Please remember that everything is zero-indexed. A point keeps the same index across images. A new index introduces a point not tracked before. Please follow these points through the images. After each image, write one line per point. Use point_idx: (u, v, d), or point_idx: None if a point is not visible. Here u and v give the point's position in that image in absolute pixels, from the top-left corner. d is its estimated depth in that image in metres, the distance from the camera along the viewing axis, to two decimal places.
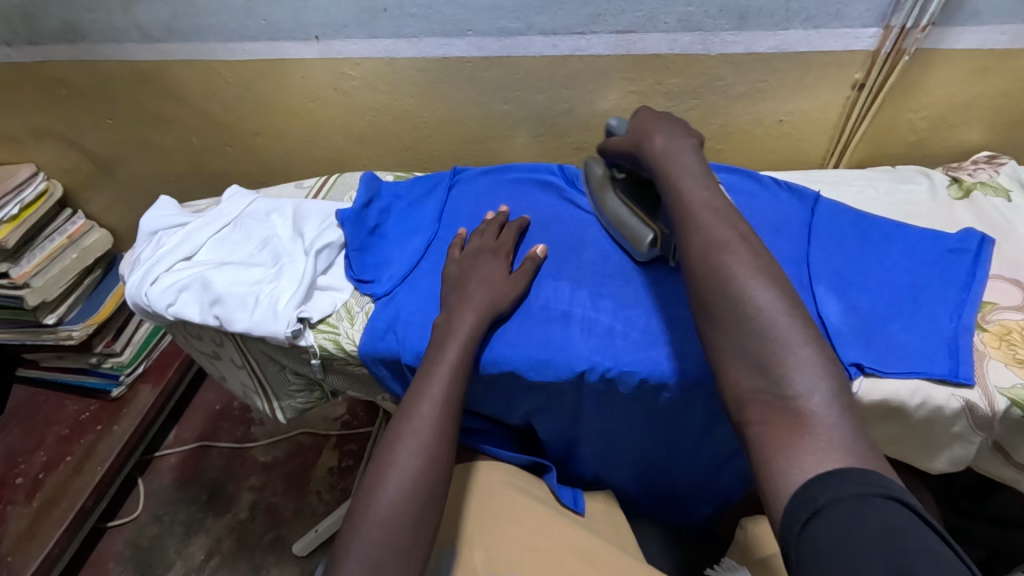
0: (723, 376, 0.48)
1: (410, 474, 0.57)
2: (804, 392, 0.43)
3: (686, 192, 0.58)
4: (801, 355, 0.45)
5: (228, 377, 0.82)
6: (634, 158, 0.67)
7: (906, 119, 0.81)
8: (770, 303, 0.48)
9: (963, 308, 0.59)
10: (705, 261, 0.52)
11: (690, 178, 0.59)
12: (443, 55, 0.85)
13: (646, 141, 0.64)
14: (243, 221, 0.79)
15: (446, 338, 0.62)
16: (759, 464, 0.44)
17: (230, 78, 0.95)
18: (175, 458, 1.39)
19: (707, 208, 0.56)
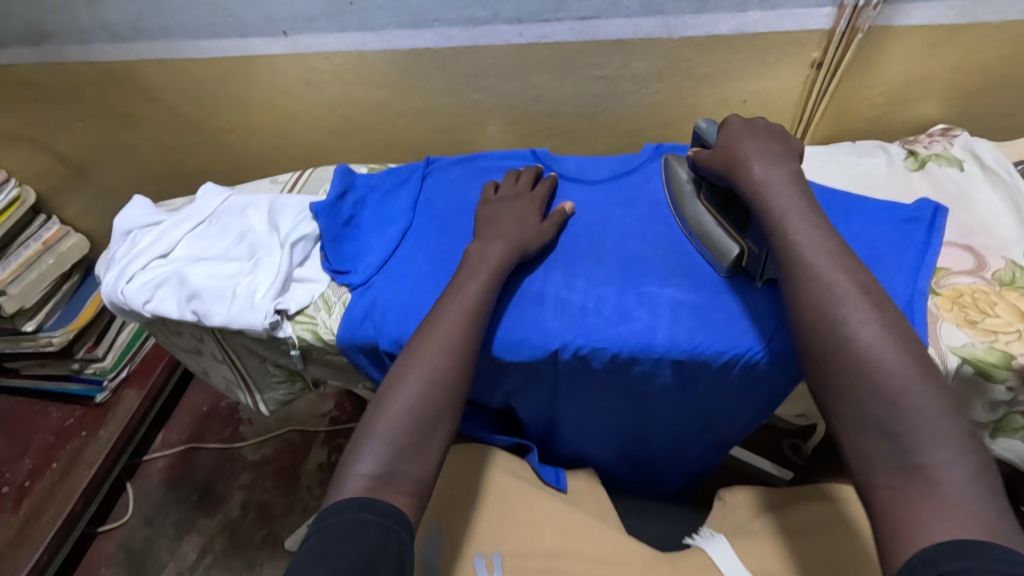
0: (848, 434, 0.49)
1: (405, 432, 0.57)
2: (942, 461, 0.44)
3: (792, 232, 0.55)
4: (938, 426, 0.45)
5: (210, 372, 0.83)
6: (724, 181, 0.63)
7: (864, 95, 0.83)
8: (886, 356, 0.48)
9: (918, 273, 0.61)
10: (825, 315, 0.51)
11: (796, 219, 0.56)
12: (411, 46, 0.86)
13: (744, 162, 0.61)
14: (219, 217, 0.80)
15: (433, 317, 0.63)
16: (884, 519, 0.44)
17: (200, 76, 0.95)
18: (164, 460, 1.39)
19: (824, 254, 0.54)
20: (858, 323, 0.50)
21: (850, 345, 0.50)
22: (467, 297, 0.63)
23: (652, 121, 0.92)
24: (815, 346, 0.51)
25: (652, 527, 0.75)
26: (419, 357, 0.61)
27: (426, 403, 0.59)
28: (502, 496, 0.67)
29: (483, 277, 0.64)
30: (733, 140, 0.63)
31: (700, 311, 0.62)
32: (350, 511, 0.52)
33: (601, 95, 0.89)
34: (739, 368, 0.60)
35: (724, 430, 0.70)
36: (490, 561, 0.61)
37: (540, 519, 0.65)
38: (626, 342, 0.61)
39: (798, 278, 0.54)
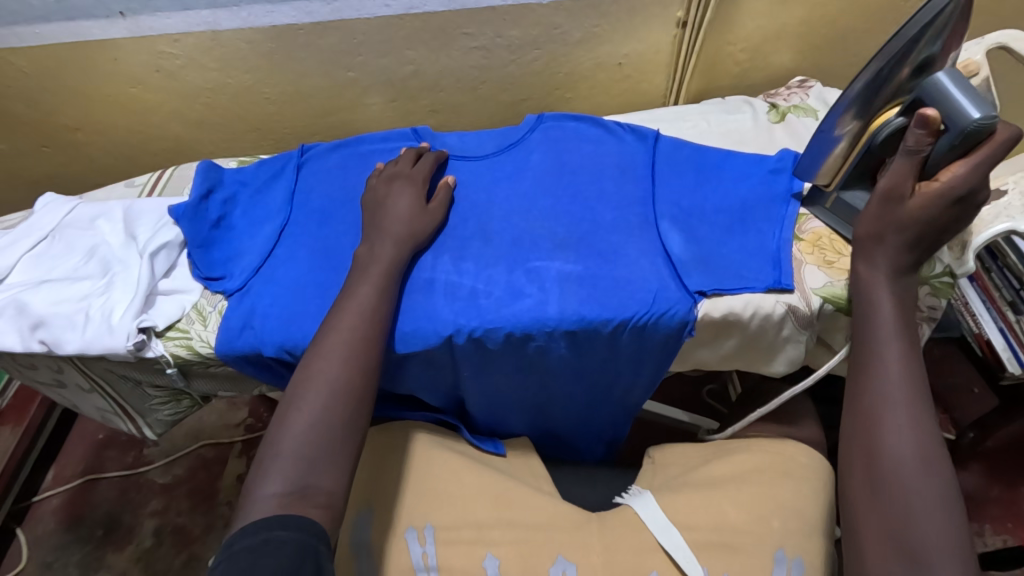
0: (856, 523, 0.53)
1: (311, 442, 0.54)
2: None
3: (882, 342, 0.56)
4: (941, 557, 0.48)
5: (81, 404, 0.75)
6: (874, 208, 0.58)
7: (727, 52, 0.86)
8: (916, 477, 0.51)
9: (783, 223, 0.65)
10: (868, 415, 0.55)
11: (887, 335, 0.56)
12: (270, 23, 0.79)
13: (874, 248, 0.58)
14: (63, 232, 0.71)
15: (336, 316, 0.60)
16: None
17: (27, 69, 0.83)
18: (58, 499, 1.26)
19: (900, 367, 0.55)
20: (898, 429, 0.53)
21: (887, 448, 0.53)
22: (361, 296, 0.60)
23: (534, 88, 0.90)
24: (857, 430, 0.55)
25: (588, 488, 0.77)
26: (318, 365, 0.57)
27: (333, 406, 0.56)
28: (432, 470, 0.66)
29: (376, 273, 0.61)
30: (940, 215, 0.55)
31: (587, 282, 0.63)
32: (262, 532, 0.48)
33: (480, 66, 0.87)
34: (629, 331, 0.62)
35: (627, 392, 0.72)
36: (422, 534, 0.62)
37: (464, 491, 0.65)
38: (518, 319, 0.61)
39: (870, 374, 0.56)
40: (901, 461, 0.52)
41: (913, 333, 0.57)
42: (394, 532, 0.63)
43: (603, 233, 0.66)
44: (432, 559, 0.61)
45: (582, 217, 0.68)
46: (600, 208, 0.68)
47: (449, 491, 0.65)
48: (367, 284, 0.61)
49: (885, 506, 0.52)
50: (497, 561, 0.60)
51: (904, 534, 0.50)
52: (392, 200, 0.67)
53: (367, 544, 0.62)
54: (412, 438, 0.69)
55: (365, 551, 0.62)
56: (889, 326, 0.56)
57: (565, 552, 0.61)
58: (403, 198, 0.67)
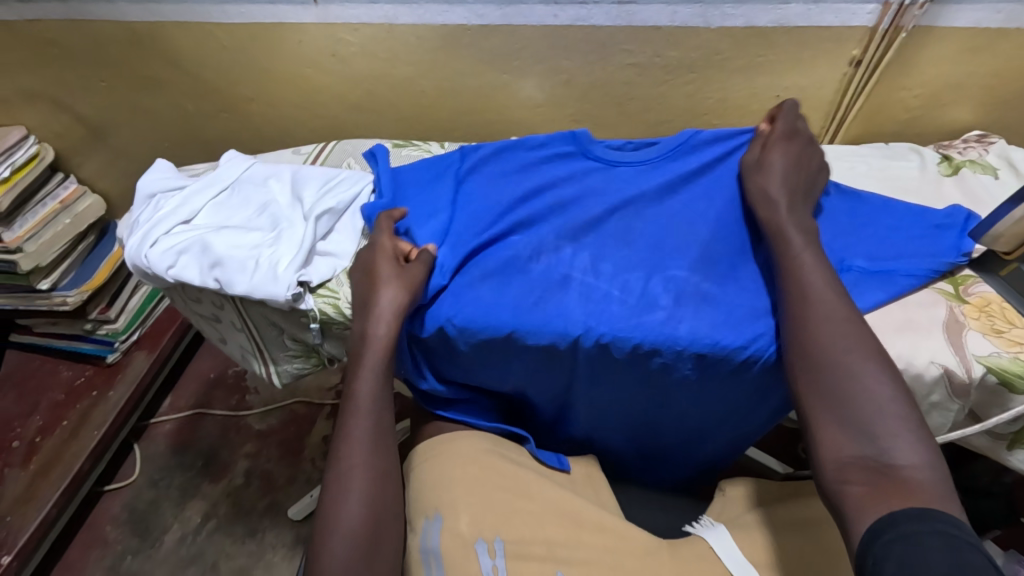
0: (819, 443, 0.52)
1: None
2: (909, 463, 0.48)
3: (801, 257, 0.59)
4: (899, 429, 0.49)
5: (226, 340, 0.83)
6: (764, 186, 0.65)
7: (899, 97, 0.83)
8: (877, 381, 0.52)
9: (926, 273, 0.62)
10: (807, 332, 0.55)
11: (812, 251, 0.59)
12: (443, 22, 0.85)
13: (770, 198, 0.64)
14: (241, 186, 0.80)
15: (351, 414, 0.62)
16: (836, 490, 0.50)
17: (227, 42, 0.94)
18: (171, 425, 1.40)
19: (819, 275, 0.58)
20: (840, 337, 0.54)
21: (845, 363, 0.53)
22: (359, 432, 0.61)
23: (681, 110, 0.90)
24: (818, 365, 0.54)
25: (648, 514, 0.76)
26: (332, 520, 0.58)
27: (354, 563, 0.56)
28: (496, 481, 0.67)
29: (365, 404, 0.62)
30: (807, 158, 0.67)
31: (722, 306, 0.62)
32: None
33: (631, 83, 0.88)
34: (760, 365, 0.60)
35: (737, 428, 0.71)
36: (492, 546, 0.62)
37: (533, 508, 0.65)
38: (648, 332, 0.61)
39: (798, 293, 0.57)
40: (852, 371, 0.52)
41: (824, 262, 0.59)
42: (464, 542, 0.62)
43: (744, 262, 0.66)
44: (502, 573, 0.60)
45: (726, 243, 0.67)
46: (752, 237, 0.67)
47: (517, 505, 0.65)
48: (359, 420, 0.62)
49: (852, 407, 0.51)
50: None
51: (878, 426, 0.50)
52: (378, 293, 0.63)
53: (438, 550, 0.62)
54: (480, 448, 0.70)
55: (435, 556, 0.62)
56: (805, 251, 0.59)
57: None
58: (389, 288, 0.63)
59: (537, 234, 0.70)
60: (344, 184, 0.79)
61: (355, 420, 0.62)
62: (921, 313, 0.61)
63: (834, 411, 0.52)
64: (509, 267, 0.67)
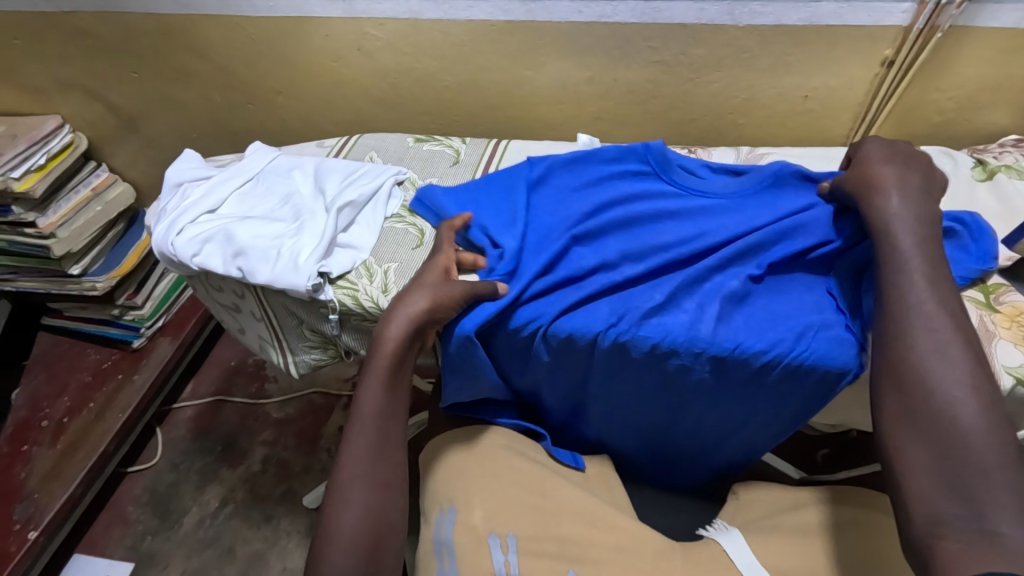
0: (907, 490, 0.49)
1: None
2: (1015, 529, 0.44)
3: (914, 284, 0.54)
4: (1006, 489, 0.45)
5: (246, 329, 0.84)
6: (862, 192, 0.60)
7: (933, 99, 0.81)
8: (984, 432, 0.47)
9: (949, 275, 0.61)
10: (913, 369, 0.51)
11: (925, 271, 0.55)
12: (468, 17, 0.85)
13: (880, 201, 0.59)
14: (265, 177, 0.81)
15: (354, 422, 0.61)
16: (926, 545, 0.47)
17: (255, 35, 0.96)
18: (192, 410, 1.43)
19: (936, 307, 0.53)
20: (952, 379, 0.50)
21: (950, 406, 0.49)
22: (364, 440, 0.60)
23: (705, 109, 0.89)
24: (917, 408, 0.50)
25: (661, 514, 0.79)
26: (332, 533, 0.56)
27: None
28: (512, 475, 0.67)
29: (369, 412, 0.61)
30: (914, 163, 0.62)
31: (745, 309, 0.61)
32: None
33: (655, 81, 0.87)
34: (781, 369, 0.59)
35: (754, 433, 0.70)
36: (505, 541, 0.62)
37: (547, 506, 0.65)
38: (668, 332, 0.61)
39: (905, 325, 0.53)
40: (957, 417, 0.48)
41: (948, 292, 0.54)
42: (477, 536, 0.63)
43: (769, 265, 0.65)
44: (513, 568, 0.60)
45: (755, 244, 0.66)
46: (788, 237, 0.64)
47: (531, 501, 0.65)
48: (363, 426, 0.60)
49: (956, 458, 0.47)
50: None
51: (985, 484, 0.46)
52: (408, 297, 0.61)
53: (452, 542, 0.63)
54: (497, 442, 0.70)
55: (449, 549, 0.63)
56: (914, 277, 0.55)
57: None
58: (417, 297, 0.61)
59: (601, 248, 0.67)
60: (366, 177, 0.79)
61: (358, 429, 0.60)
62: None
63: (928, 459, 0.48)
64: (570, 273, 0.65)
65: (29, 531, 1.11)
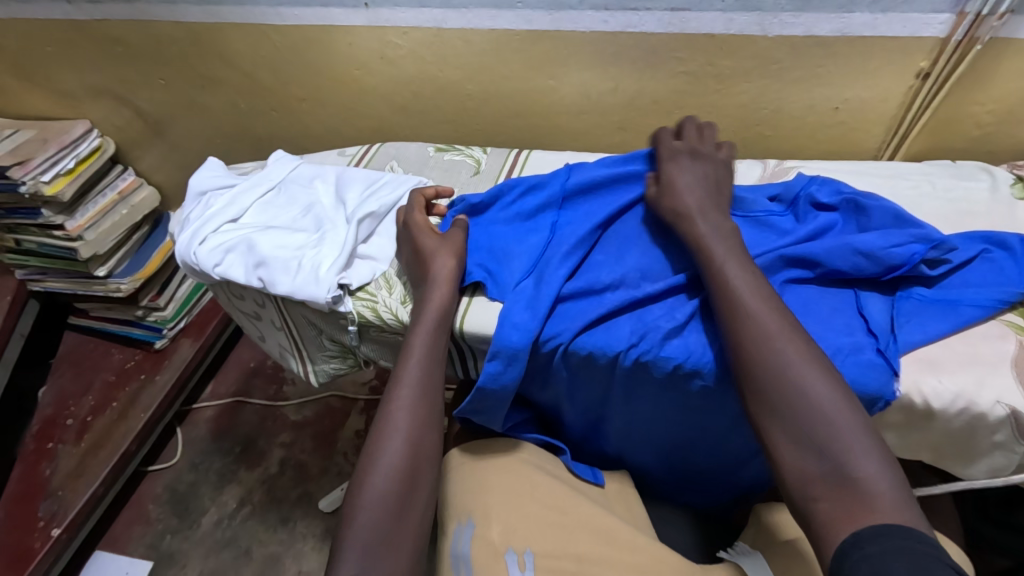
0: (779, 464, 0.51)
1: (373, 529, 0.56)
2: (869, 476, 0.47)
3: (731, 272, 0.58)
4: (855, 440, 0.49)
5: (267, 337, 0.85)
6: (679, 212, 0.65)
7: (971, 112, 0.79)
8: (823, 394, 0.51)
9: (993, 300, 0.58)
10: (755, 345, 0.54)
11: (736, 263, 0.59)
12: (491, 27, 0.85)
13: (689, 215, 0.64)
14: (287, 186, 0.81)
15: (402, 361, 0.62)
16: (808, 522, 0.49)
17: (280, 43, 0.96)
18: (212, 411, 1.45)
19: (754, 292, 0.56)
20: (783, 346, 0.53)
21: (791, 375, 0.52)
22: (411, 377, 0.62)
23: (732, 120, 0.87)
24: (764, 390, 0.53)
25: (683, 533, 0.76)
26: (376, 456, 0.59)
27: (388, 500, 0.57)
28: (532, 492, 0.66)
29: (418, 352, 0.62)
30: (714, 177, 0.68)
31: None
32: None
33: (681, 92, 0.85)
34: None
35: None
36: (522, 558, 0.60)
37: (565, 523, 0.64)
38: (691, 352, 0.59)
39: (736, 311, 0.56)
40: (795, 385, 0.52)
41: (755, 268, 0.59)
42: (494, 552, 0.61)
43: (800, 285, 0.63)
44: None
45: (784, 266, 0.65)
46: (823, 260, 0.61)
47: (550, 516, 0.64)
48: (413, 363, 0.62)
49: (812, 429, 0.50)
50: None
51: (837, 446, 0.49)
52: (433, 261, 0.66)
53: (469, 557, 0.62)
54: (518, 456, 0.69)
55: (465, 562, 0.62)
56: (733, 261, 0.59)
57: None
58: (442, 258, 0.66)
59: (625, 264, 0.66)
60: (387, 188, 0.79)
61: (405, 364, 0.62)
62: (987, 346, 0.57)
63: (788, 436, 0.51)
64: (584, 287, 0.64)
65: (53, 528, 1.14)
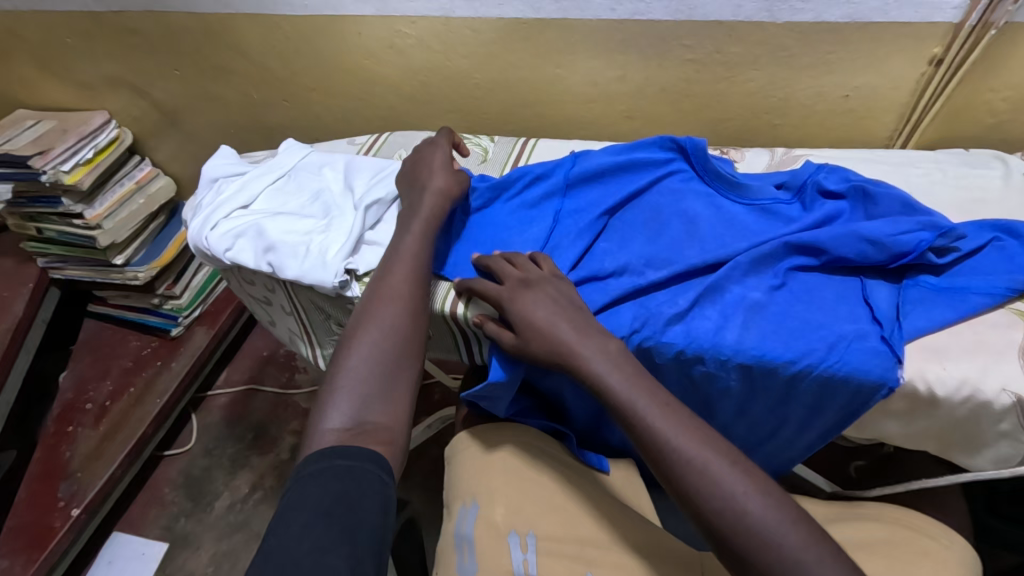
0: None
1: (367, 383, 0.58)
2: None
3: (641, 407, 0.53)
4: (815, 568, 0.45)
5: (277, 322, 0.87)
6: (557, 351, 0.58)
7: (985, 99, 0.77)
8: (770, 516, 0.47)
9: (1000, 288, 0.58)
10: (689, 481, 0.50)
11: (642, 390, 0.54)
12: (499, 15, 0.85)
13: (575, 355, 0.57)
14: (297, 173, 0.82)
15: (394, 260, 0.66)
16: None
17: (291, 33, 0.98)
18: (225, 398, 1.47)
19: (667, 416, 0.53)
20: (717, 472, 0.49)
21: (737, 509, 0.48)
22: (404, 256, 0.66)
23: (741, 108, 0.86)
24: (723, 532, 0.48)
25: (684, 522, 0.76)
26: (372, 320, 0.62)
27: (381, 356, 0.59)
28: (537, 477, 0.66)
29: (416, 236, 0.67)
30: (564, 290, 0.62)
31: (774, 318, 0.59)
32: (323, 459, 0.50)
33: (689, 80, 0.85)
34: (812, 379, 0.57)
35: (780, 448, 0.67)
36: (525, 540, 0.60)
37: (570, 509, 0.64)
38: (693, 338, 0.59)
39: (663, 453, 0.51)
40: (743, 516, 0.47)
41: (660, 389, 0.55)
42: (497, 533, 0.61)
43: (803, 272, 0.62)
44: (531, 568, 0.58)
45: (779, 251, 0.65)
46: (829, 247, 0.61)
47: (555, 502, 0.64)
48: (409, 245, 0.67)
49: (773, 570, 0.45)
50: None
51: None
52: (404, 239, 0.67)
53: (472, 538, 0.62)
54: (525, 441, 0.70)
55: (469, 543, 0.61)
56: (642, 391, 0.54)
57: None
58: (420, 222, 0.68)
59: (627, 249, 0.67)
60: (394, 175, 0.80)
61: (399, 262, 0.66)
62: (994, 334, 0.56)
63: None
64: (587, 273, 0.65)
65: (72, 508, 1.17)
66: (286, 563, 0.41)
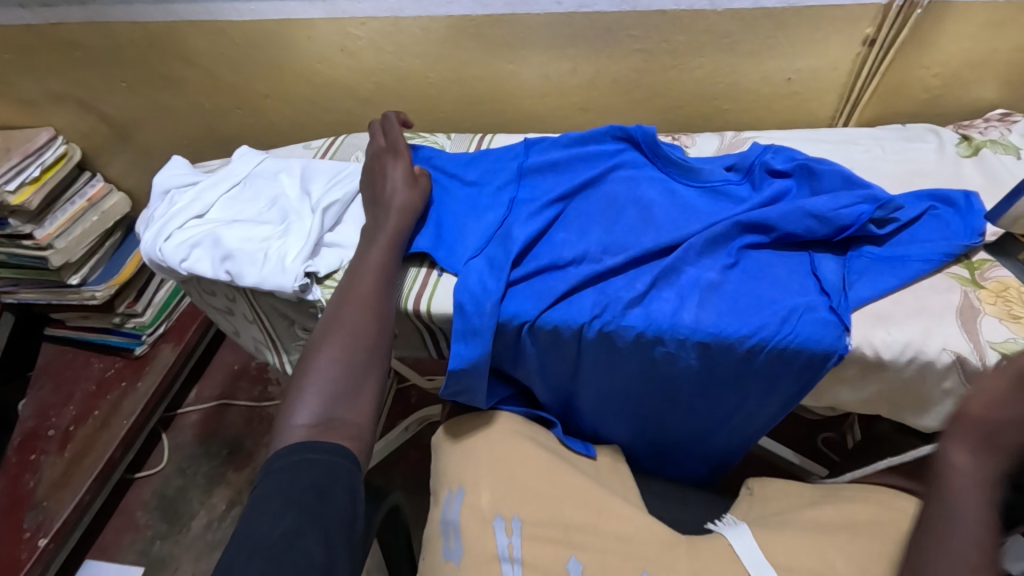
0: None
1: (336, 383, 0.57)
2: None
3: (947, 512, 0.47)
4: None
5: (241, 332, 0.85)
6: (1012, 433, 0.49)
7: (918, 76, 0.81)
8: None
9: (936, 253, 0.61)
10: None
11: (965, 495, 0.47)
12: (448, 13, 0.85)
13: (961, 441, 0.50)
14: (251, 181, 0.81)
15: (363, 265, 0.65)
16: None
17: (239, 39, 0.96)
18: (197, 415, 1.44)
19: (971, 530, 0.46)
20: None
21: None
22: (375, 265, 0.65)
23: (691, 95, 0.88)
24: None
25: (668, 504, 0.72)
26: (340, 324, 0.61)
27: (351, 358, 0.59)
28: (522, 464, 0.66)
29: (386, 240, 0.67)
30: None
31: (729, 295, 0.61)
32: (294, 454, 0.50)
33: (639, 70, 0.87)
34: (768, 352, 0.59)
35: (747, 421, 0.69)
36: (510, 524, 0.61)
37: (555, 491, 0.64)
38: (653, 319, 0.61)
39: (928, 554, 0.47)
40: None
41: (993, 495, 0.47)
42: (482, 518, 0.62)
43: (754, 249, 0.65)
44: (516, 551, 0.59)
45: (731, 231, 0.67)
46: (776, 224, 0.63)
47: (540, 487, 0.64)
48: (380, 249, 0.66)
49: None
50: (581, 566, 0.59)
51: None
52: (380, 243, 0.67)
53: (458, 523, 0.63)
54: (505, 427, 0.69)
55: (455, 529, 0.63)
56: (956, 492, 0.48)
57: (653, 570, 0.58)
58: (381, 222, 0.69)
59: (585, 236, 0.68)
60: (352, 177, 0.80)
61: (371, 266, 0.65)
62: (933, 298, 0.59)
63: None
64: (548, 262, 0.66)
65: (40, 539, 1.13)
66: (256, 552, 0.42)
